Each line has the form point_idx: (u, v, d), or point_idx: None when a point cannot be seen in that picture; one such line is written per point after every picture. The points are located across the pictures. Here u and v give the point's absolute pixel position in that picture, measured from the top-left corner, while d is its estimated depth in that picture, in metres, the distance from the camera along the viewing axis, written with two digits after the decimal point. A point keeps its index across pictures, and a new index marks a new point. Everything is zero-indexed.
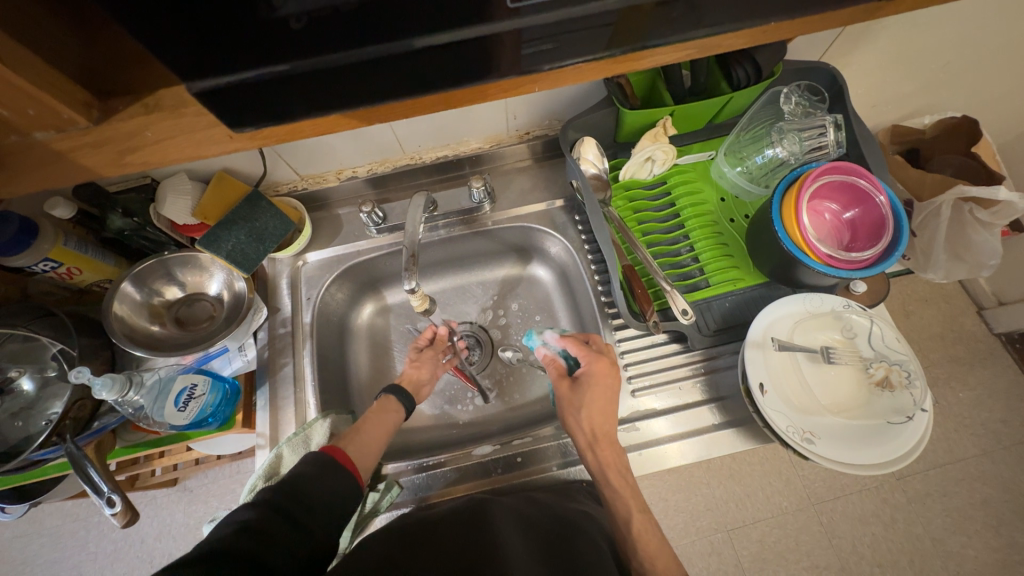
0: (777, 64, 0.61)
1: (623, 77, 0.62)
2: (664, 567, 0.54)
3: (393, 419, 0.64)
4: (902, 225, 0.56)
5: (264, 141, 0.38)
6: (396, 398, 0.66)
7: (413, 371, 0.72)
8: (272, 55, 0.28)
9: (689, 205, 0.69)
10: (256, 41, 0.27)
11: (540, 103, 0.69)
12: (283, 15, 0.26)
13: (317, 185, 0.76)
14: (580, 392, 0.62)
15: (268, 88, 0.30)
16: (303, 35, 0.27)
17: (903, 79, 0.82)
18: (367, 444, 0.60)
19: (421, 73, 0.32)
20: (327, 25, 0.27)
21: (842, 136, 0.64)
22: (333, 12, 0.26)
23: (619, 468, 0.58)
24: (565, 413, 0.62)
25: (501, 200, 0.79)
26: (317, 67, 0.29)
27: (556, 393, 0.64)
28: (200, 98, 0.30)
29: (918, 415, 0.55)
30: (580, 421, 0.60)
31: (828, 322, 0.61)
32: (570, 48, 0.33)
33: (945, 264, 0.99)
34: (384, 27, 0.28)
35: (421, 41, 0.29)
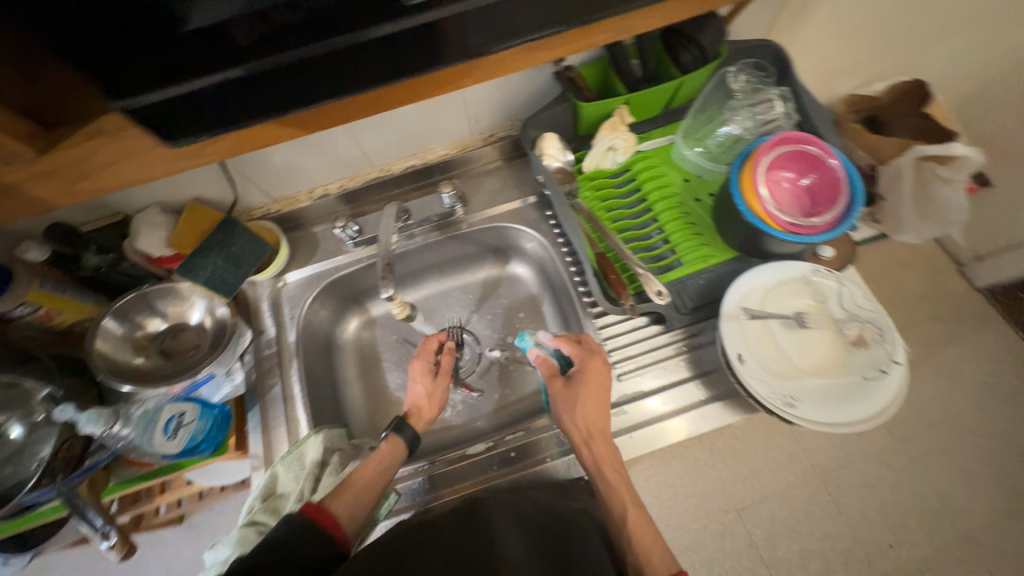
0: (721, 45, 0.63)
1: (574, 71, 0.65)
2: (659, 560, 0.55)
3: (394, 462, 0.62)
4: (857, 186, 0.58)
5: (226, 150, 0.40)
6: (402, 439, 0.64)
7: (426, 407, 0.69)
8: (227, 61, 0.30)
9: (655, 190, 0.71)
10: (212, 50, 0.29)
11: (499, 103, 0.71)
12: (230, 23, 0.28)
13: (290, 207, 0.77)
14: (574, 390, 0.62)
15: (234, 92, 0.33)
16: (251, 47, 0.30)
17: (851, 47, 0.85)
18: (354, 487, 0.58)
19: (371, 69, 0.34)
20: (276, 33, 0.29)
21: (790, 108, 0.67)
22: (280, 19, 0.28)
23: (613, 463, 0.60)
24: (559, 411, 0.62)
25: (473, 203, 0.80)
26: (269, 69, 0.32)
27: (550, 392, 0.64)
28: (160, 109, 0.32)
29: (892, 368, 0.56)
30: (575, 418, 0.61)
31: (800, 288, 0.61)
32: (517, 29, 0.35)
33: (915, 225, 1.02)
34: (331, 24, 0.30)
35: (374, 32, 0.31)
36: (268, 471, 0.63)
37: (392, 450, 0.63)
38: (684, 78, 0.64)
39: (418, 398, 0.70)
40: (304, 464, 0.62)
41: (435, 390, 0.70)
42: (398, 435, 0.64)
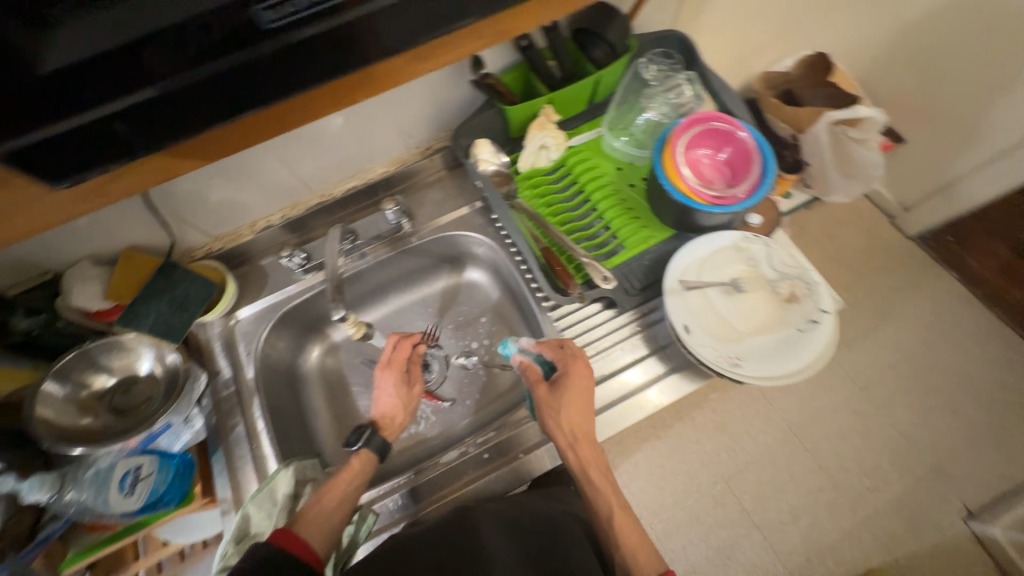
0: (629, 38, 0.67)
1: (492, 77, 0.66)
2: (646, 560, 0.57)
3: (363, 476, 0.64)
4: (766, 153, 0.63)
5: (147, 181, 0.40)
6: (371, 450, 0.66)
7: (395, 413, 0.70)
8: (146, 75, 0.32)
9: (590, 181, 0.75)
10: (132, 69, 0.31)
11: (429, 116, 0.72)
12: (143, 41, 0.30)
13: (233, 243, 0.76)
14: (558, 395, 0.63)
15: (161, 109, 0.34)
16: (164, 69, 0.32)
17: (752, 28, 0.92)
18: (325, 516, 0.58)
19: (287, 79, 0.36)
20: (190, 45, 0.31)
21: (698, 89, 0.72)
22: (194, 37, 0.31)
23: (598, 465, 0.62)
24: (544, 416, 0.62)
25: (420, 215, 0.81)
26: (193, 81, 0.34)
27: (534, 397, 0.65)
28: (82, 137, 0.33)
29: (822, 317, 0.60)
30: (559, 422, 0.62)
31: (733, 255, 0.65)
32: (420, 30, 0.37)
33: (843, 184, 1.12)
34: (248, 34, 0.32)
35: (292, 37, 0.34)
36: (238, 513, 0.61)
37: (363, 464, 0.65)
38: (600, 73, 0.68)
39: (385, 405, 0.71)
40: (277, 501, 0.61)
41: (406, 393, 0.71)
42: (366, 446, 0.66)
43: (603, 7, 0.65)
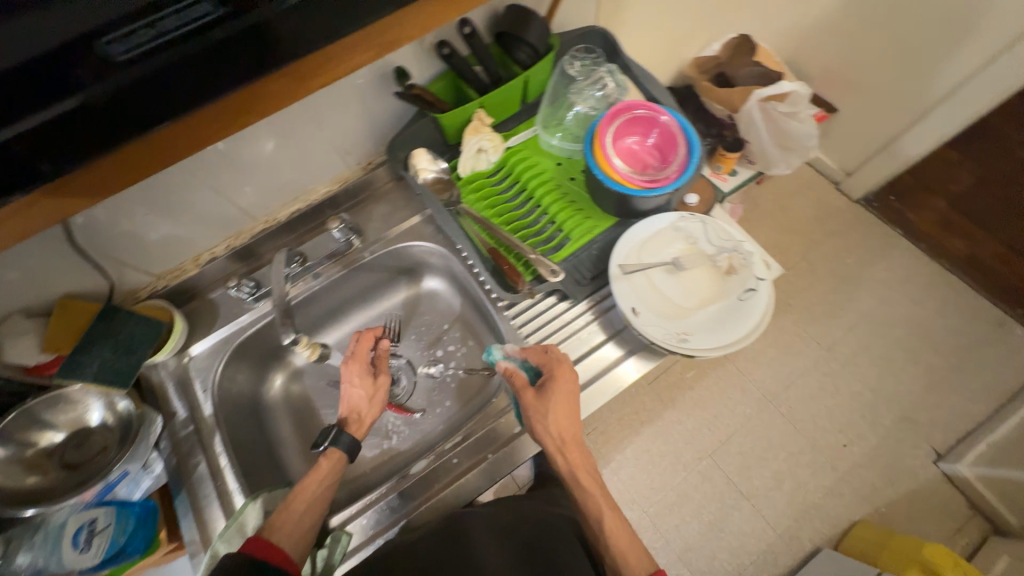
0: (550, 38, 0.70)
1: (415, 87, 0.65)
2: (637, 560, 0.60)
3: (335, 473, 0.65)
4: (689, 132, 0.66)
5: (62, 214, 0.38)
6: (339, 450, 0.66)
7: (366, 410, 0.71)
8: (62, 88, 0.32)
9: (531, 179, 0.76)
10: (49, 82, 0.31)
11: (364, 131, 0.72)
12: (60, 51, 0.31)
13: (178, 278, 0.74)
14: (546, 399, 0.63)
15: (80, 126, 0.33)
16: (86, 82, 0.32)
17: (672, 17, 0.96)
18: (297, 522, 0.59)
19: (207, 84, 0.36)
20: (108, 52, 0.32)
21: (620, 79, 0.75)
22: (113, 45, 0.32)
23: (586, 467, 0.64)
24: (533, 420, 0.62)
25: (369, 231, 0.81)
26: (113, 92, 0.33)
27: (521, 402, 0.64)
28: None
29: (759, 284, 0.62)
30: (549, 426, 0.62)
31: (672, 236, 0.67)
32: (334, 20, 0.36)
33: (782, 157, 1.18)
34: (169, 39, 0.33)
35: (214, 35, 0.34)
36: (208, 552, 0.60)
37: (333, 464, 0.65)
38: (527, 73, 0.69)
39: (355, 404, 0.71)
40: (246, 534, 0.60)
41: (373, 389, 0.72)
42: (336, 448, 0.66)
43: (519, 9, 0.66)
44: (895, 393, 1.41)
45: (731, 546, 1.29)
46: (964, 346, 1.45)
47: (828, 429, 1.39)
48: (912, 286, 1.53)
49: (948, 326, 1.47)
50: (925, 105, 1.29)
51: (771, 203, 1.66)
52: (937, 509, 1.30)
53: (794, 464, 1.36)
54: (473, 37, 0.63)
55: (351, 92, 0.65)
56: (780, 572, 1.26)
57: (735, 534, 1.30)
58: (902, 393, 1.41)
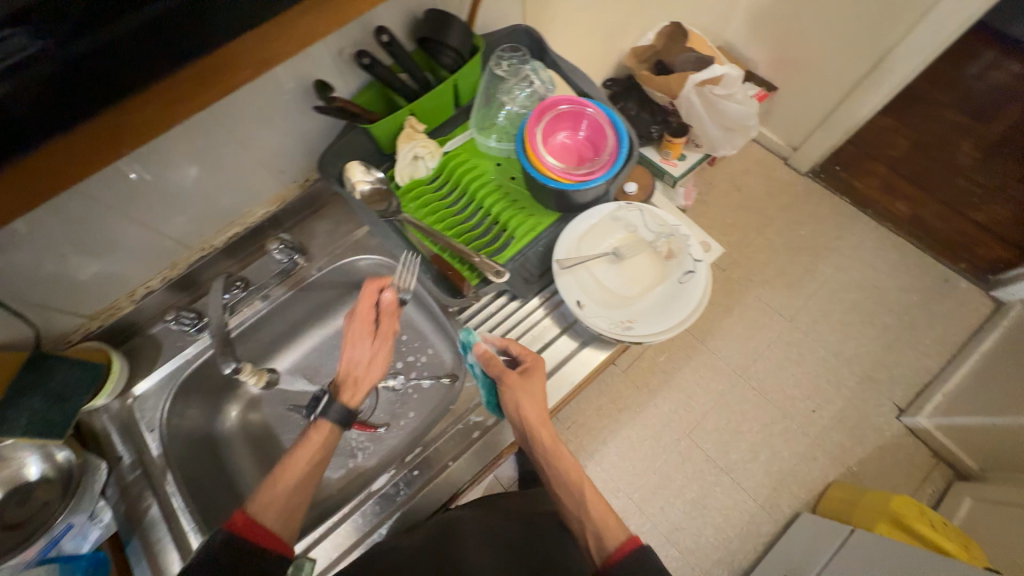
0: (474, 39, 0.70)
1: (338, 99, 0.63)
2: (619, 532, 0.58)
3: (326, 444, 0.62)
4: (616, 120, 0.67)
5: None
6: (329, 422, 0.62)
7: (366, 371, 0.66)
8: None
9: (471, 182, 0.76)
10: None
11: (294, 149, 0.71)
12: None
13: (114, 317, 0.71)
14: (528, 380, 0.63)
15: None
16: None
17: (600, 12, 0.98)
18: (286, 499, 0.58)
19: (147, 60, 0.30)
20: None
21: (547, 75, 0.76)
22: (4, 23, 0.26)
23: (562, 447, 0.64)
24: (519, 396, 0.61)
25: (313, 249, 0.80)
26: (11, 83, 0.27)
27: (504, 382, 0.63)
28: None
29: (697, 266, 0.64)
30: (533, 403, 0.62)
31: (613, 227, 0.69)
32: None
33: (726, 138, 1.23)
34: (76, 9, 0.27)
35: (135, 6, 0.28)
36: None
37: (323, 438, 0.62)
38: (454, 76, 0.69)
39: (350, 365, 0.66)
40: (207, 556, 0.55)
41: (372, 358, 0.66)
42: (326, 418, 0.63)
43: (438, 13, 0.65)
44: (856, 354, 1.47)
45: (715, 521, 1.32)
46: (916, 303, 1.51)
47: (796, 397, 1.43)
48: (863, 251, 1.59)
49: (900, 285, 1.53)
50: (855, 77, 1.35)
51: (725, 183, 1.70)
52: (904, 462, 1.35)
53: (768, 435, 1.40)
54: (392, 44, 0.62)
55: (271, 108, 0.63)
56: (764, 541, 1.30)
57: (718, 509, 1.33)
58: (862, 354, 1.47)
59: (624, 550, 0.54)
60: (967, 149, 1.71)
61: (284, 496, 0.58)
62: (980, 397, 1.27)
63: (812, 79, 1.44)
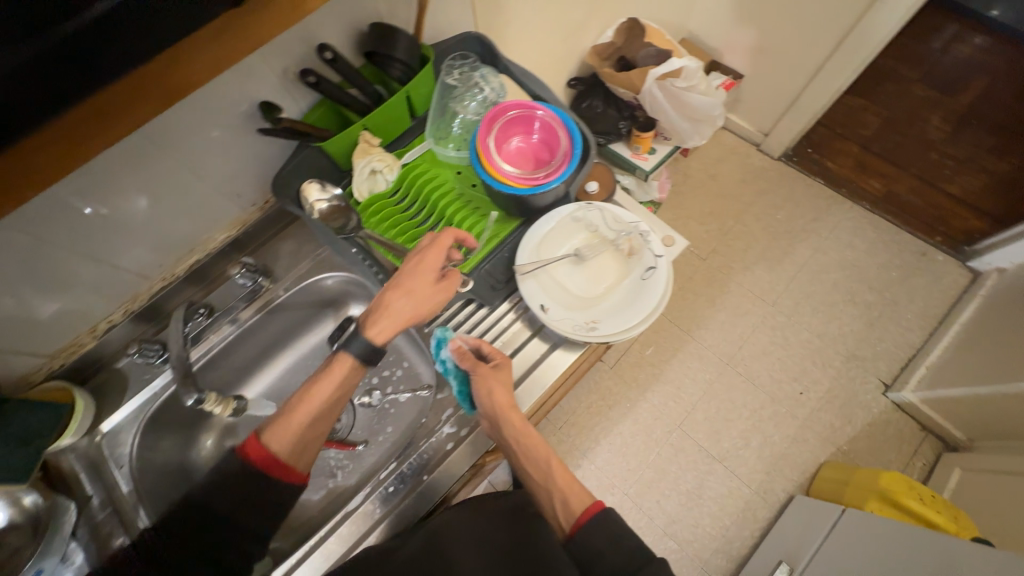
0: (422, 49, 0.69)
1: (286, 120, 0.63)
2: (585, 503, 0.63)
3: (349, 377, 0.62)
4: (566, 118, 0.68)
5: None
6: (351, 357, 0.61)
7: (415, 309, 0.62)
8: None
9: (432, 192, 0.76)
10: None
11: (250, 172, 0.71)
12: None
13: (76, 354, 0.70)
14: (500, 372, 0.65)
15: None
16: None
17: (555, 15, 0.98)
18: (304, 429, 0.59)
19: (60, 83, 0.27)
20: None
21: (497, 80, 0.77)
22: None
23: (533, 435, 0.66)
24: (495, 386, 0.63)
25: (278, 270, 0.80)
26: None
27: (479, 376, 0.64)
28: None
29: (658, 262, 0.67)
30: (507, 393, 0.64)
31: (575, 228, 0.71)
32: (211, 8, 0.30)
33: (693, 129, 1.25)
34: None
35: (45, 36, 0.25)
36: None
37: (346, 371, 0.62)
38: (406, 89, 0.69)
39: (398, 304, 0.61)
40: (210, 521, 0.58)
41: (426, 298, 0.61)
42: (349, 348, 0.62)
43: (384, 26, 0.65)
44: (840, 334, 1.48)
45: (712, 511, 1.32)
46: (896, 279, 1.52)
47: (784, 380, 1.44)
48: (841, 231, 1.60)
49: (878, 262, 1.54)
50: (818, 59, 1.36)
51: (700, 173, 1.71)
52: (894, 438, 1.36)
53: (759, 421, 1.40)
54: (337, 61, 0.61)
55: (219, 132, 0.63)
56: (761, 527, 1.30)
57: (714, 499, 1.33)
58: (845, 333, 1.48)
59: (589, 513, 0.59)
60: (936, 123, 1.73)
61: (302, 425, 0.59)
62: (962, 366, 1.28)
63: (777, 64, 1.46)
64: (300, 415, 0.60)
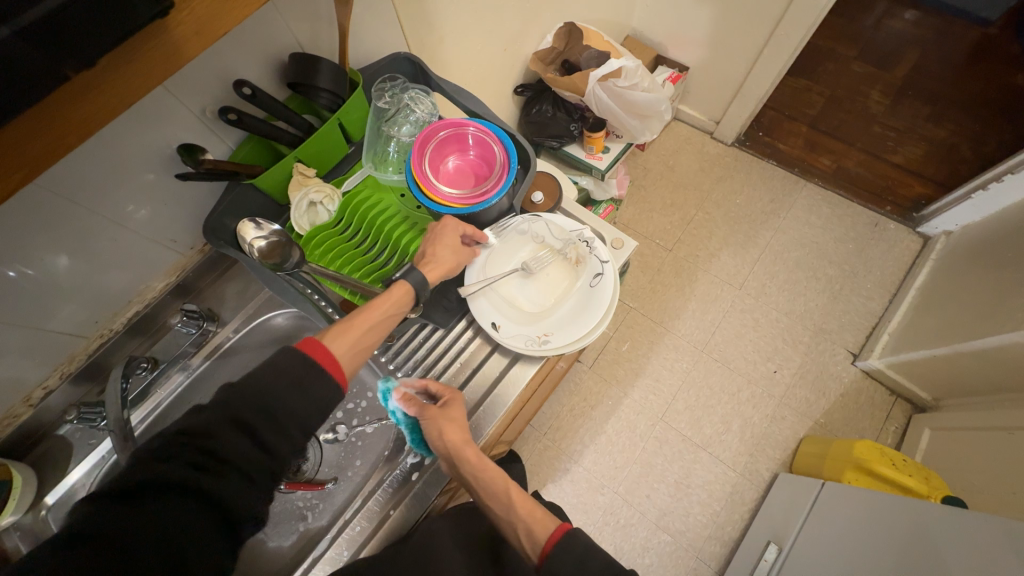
0: (349, 74, 0.68)
1: (211, 160, 0.61)
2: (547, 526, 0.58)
3: (403, 306, 0.60)
4: (495, 129, 0.69)
5: None
6: (411, 282, 0.61)
7: (455, 259, 0.65)
8: None
9: (375, 218, 0.75)
10: None
11: (180, 215, 0.68)
12: None
13: (11, 425, 0.66)
14: (446, 410, 0.63)
15: None
16: None
17: (491, 28, 0.98)
18: (362, 338, 0.55)
19: None
20: None
21: (429, 99, 0.77)
22: None
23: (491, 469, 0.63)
24: (439, 426, 0.61)
25: (225, 313, 0.80)
26: None
27: (422, 417, 0.62)
28: None
29: (604, 268, 0.69)
30: (453, 430, 0.61)
31: (522, 241, 0.73)
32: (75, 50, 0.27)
33: (642, 125, 1.26)
34: None
35: None
36: None
37: (403, 296, 0.60)
38: (337, 116, 0.67)
39: (447, 252, 0.64)
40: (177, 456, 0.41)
41: (461, 252, 0.66)
42: (408, 275, 0.61)
43: (303, 55, 0.62)
44: (806, 310, 1.51)
45: (701, 499, 1.33)
46: (853, 251, 1.57)
47: (758, 361, 1.47)
48: (797, 209, 1.64)
49: (835, 236, 1.59)
50: (757, 44, 1.40)
51: (658, 165, 1.73)
52: (867, 406, 1.40)
53: (737, 404, 1.42)
54: (256, 95, 0.59)
55: (140, 175, 0.60)
56: (750, 508, 1.32)
57: (702, 486, 1.35)
58: (811, 309, 1.51)
59: (551, 539, 0.55)
60: (877, 97, 1.79)
61: (363, 335, 0.55)
62: (922, 329, 1.32)
63: (721, 52, 1.48)
64: (357, 330, 0.55)
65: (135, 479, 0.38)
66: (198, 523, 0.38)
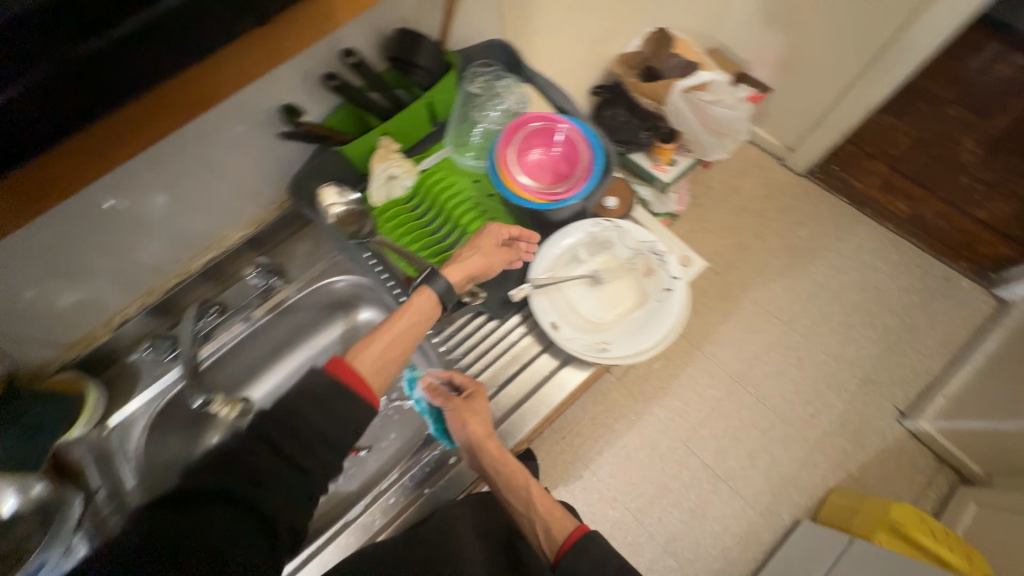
0: (447, 55, 0.69)
1: (306, 123, 0.63)
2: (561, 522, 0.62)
3: (425, 321, 0.60)
4: (587, 131, 0.69)
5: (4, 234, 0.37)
6: (435, 290, 0.61)
7: (487, 261, 0.65)
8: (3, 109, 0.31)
9: (446, 200, 0.76)
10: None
11: (266, 171, 0.70)
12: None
13: (90, 346, 0.71)
14: (471, 404, 0.63)
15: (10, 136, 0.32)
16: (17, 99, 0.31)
17: (582, 25, 0.97)
18: (386, 351, 0.56)
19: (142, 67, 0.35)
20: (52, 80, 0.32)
21: (517, 90, 0.78)
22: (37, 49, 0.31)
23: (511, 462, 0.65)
24: (466, 421, 0.61)
25: (291, 270, 0.81)
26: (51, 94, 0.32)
27: (448, 409, 0.62)
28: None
29: (674, 284, 0.70)
30: (479, 426, 0.62)
31: (592, 245, 0.74)
32: None
33: (715, 143, 1.21)
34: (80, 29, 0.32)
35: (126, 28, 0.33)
36: None
37: (427, 308, 0.61)
38: (427, 95, 0.68)
39: (480, 257, 0.64)
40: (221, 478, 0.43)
41: (493, 253, 0.65)
42: (429, 284, 0.61)
43: (407, 32, 0.63)
44: (856, 358, 1.44)
45: (715, 531, 1.30)
46: (917, 304, 1.48)
47: (796, 401, 1.41)
48: (862, 251, 1.55)
49: (900, 285, 1.50)
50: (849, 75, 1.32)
51: (721, 185, 1.67)
52: (907, 467, 1.32)
53: (767, 442, 1.37)
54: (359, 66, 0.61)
55: (238, 130, 0.62)
56: (765, 550, 1.27)
57: (717, 518, 1.31)
58: (862, 357, 1.44)
59: (571, 538, 0.58)
60: (970, 144, 1.67)
61: (387, 348, 0.56)
62: (984, 399, 1.23)
63: (807, 78, 1.41)
64: (378, 345, 0.57)
65: (184, 490, 0.41)
66: (232, 528, 0.39)
